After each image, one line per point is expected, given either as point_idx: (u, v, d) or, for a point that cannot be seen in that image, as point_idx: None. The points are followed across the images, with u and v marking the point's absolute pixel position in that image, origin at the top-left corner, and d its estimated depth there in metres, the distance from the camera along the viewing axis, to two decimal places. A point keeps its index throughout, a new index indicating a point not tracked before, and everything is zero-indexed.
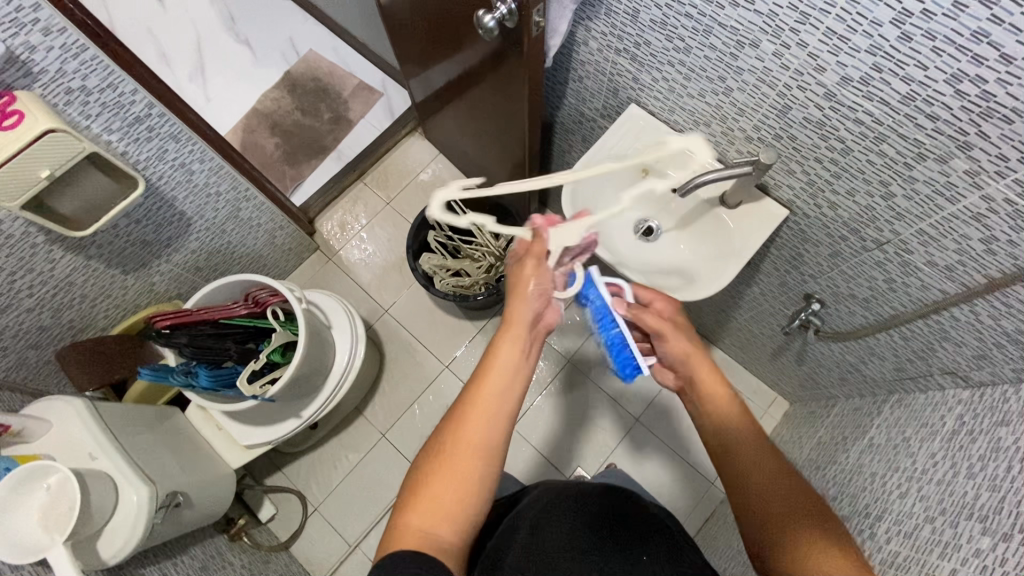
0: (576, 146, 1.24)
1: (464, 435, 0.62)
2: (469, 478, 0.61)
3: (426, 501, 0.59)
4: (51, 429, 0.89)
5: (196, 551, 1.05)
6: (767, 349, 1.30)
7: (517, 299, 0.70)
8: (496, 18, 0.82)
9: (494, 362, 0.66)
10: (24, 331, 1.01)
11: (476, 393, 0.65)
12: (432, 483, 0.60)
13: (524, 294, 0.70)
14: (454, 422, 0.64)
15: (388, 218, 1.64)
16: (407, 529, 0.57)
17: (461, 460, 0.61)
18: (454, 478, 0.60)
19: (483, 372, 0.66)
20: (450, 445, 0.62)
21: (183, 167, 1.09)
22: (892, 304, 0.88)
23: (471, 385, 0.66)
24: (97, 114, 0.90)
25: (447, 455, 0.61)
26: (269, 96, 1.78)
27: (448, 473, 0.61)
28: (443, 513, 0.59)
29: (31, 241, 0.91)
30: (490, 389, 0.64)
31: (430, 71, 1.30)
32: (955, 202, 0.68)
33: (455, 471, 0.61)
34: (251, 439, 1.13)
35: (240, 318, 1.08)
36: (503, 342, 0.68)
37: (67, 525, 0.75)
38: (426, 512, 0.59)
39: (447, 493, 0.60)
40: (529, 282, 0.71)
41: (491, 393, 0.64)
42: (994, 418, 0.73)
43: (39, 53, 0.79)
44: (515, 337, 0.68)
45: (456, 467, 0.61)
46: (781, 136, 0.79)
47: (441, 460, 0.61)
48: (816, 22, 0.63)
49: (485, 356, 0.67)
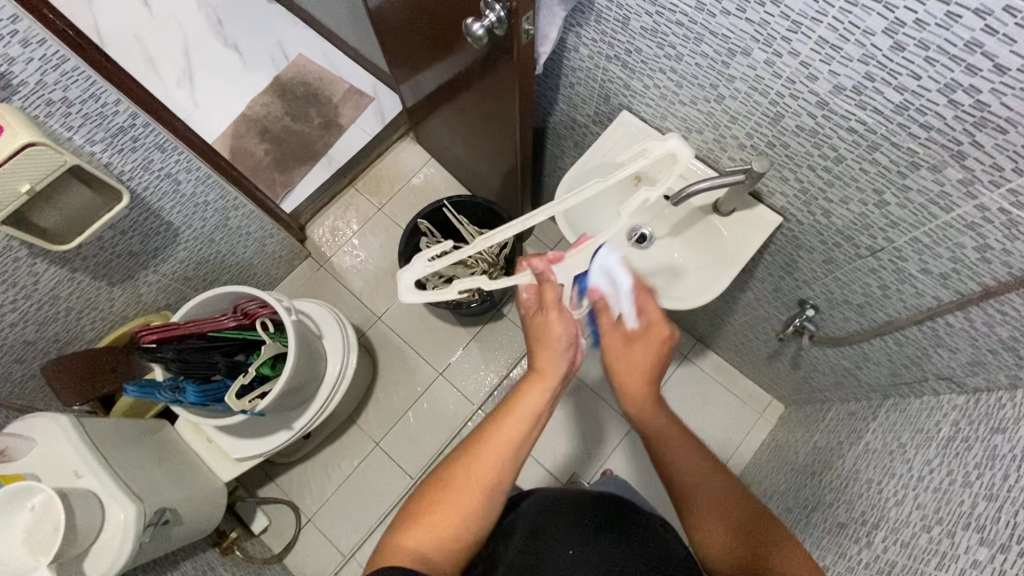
0: (568, 152, 1.23)
1: (475, 474, 0.62)
2: (472, 515, 0.60)
3: (427, 530, 0.59)
4: (36, 447, 0.87)
5: (186, 568, 1.03)
6: (762, 353, 1.29)
7: (546, 347, 0.69)
8: (485, 26, 0.81)
9: (516, 409, 0.65)
10: (9, 346, 1.00)
11: (497, 443, 0.64)
12: (437, 517, 0.60)
13: (554, 345, 0.69)
14: (466, 458, 0.63)
15: (380, 225, 1.63)
16: (402, 549, 0.57)
17: (469, 496, 0.61)
18: (457, 516, 0.60)
19: (504, 415, 0.65)
20: (459, 480, 0.62)
21: (170, 177, 1.07)
22: (886, 311, 0.88)
23: (490, 426, 0.65)
24: (80, 125, 0.88)
25: (455, 489, 0.61)
26: (258, 102, 1.76)
27: (452, 511, 0.60)
28: (442, 546, 0.58)
29: (13, 255, 0.89)
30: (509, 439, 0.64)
31: (421, 76, 1.29)
32: (948, 211, 0.67)
33: (461, 512, 0.60)
34: (243, 453, 1.11)
35: (229, 331, 1.07)
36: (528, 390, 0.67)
37: (51, 547, 0.74)
38: (425, 540, 0.58)
39: (448, 526, 0.59)
40: (556, 332, 0.69)
41: (509, 438, 0.64)
42: (989, 425, 0.73)
43: (18, 64, 0.77)
44: (542, 393, 0.67)
45: (459, 503, 0.60)
46: (773, 144, 0.79)
47: (447, 494, 0.61)
48: (808, 30, 0.63)
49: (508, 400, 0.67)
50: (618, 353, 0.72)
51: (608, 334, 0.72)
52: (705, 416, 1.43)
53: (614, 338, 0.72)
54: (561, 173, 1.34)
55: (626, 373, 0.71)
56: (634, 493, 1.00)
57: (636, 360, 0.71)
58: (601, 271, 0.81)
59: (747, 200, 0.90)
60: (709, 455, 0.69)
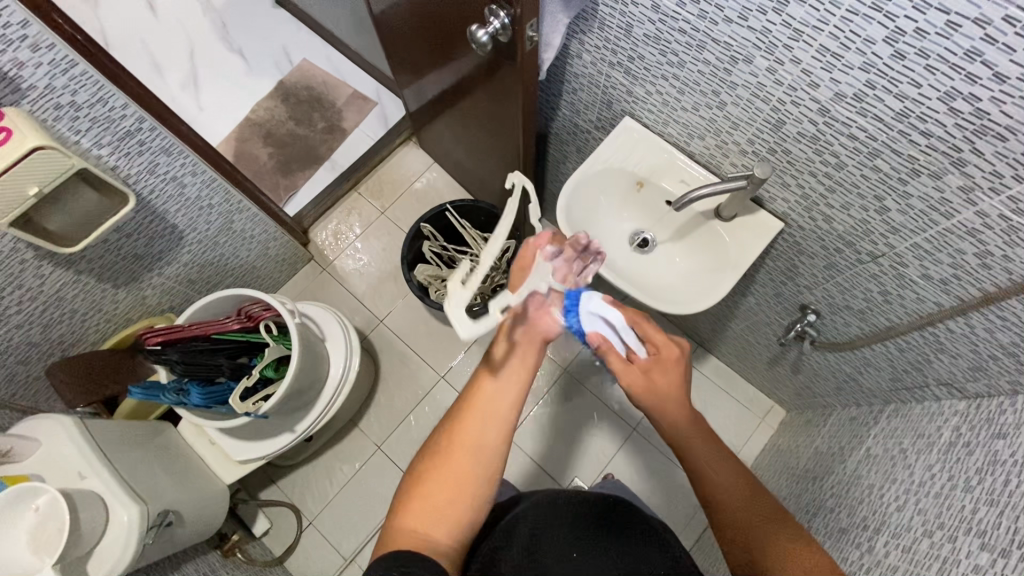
0: (570, 157, 1.24)
1: (458, 437, 0.66)
2: (461, 479, 0.64)
3: (422, 503, 0.63)
4: (41, 448, 0.87)
5: (188, 570, 1.03)
6: (763, 358, 1.29)
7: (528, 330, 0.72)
8: (490, 32, 0.82)
9: (492, 369, 0.70)
10: (14, 347, 1.00)
11: (474, 395, 0.68)
12: (429, 483, 0.64)
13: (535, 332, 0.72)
14: (451, 424, 0.67)
15: (383, 228, 1.64)
16: (402, 529, 0.61)
17: (454, 459, 0.65)
18: (447, 477, 0.64)
19: (481, 378, 0.70)
20: (445, 446, 0.66)
21: (175, 180, 1.08)
22: (887, 317, 0.88)
23: (471, 389, 0.70)
24: (87, 129, 0.89)
25: (442, 456, 0.65)
26: (262, 106, 1.77)
27: (443, 473, 0.64)
28: (435, 516, 0.62)
29: (20, 257, 0.90)
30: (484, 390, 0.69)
31: (425, 81, 1.30)
32: (949, 217, 0.68)
33: (450, 468, 0.64)
34: (245, 455, 1.11)
35: (233, 333, 1.07)
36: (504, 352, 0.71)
37: (56, 548, 0.74)
38: (419, 513, 0.62)
39: (438, 493, 0.63)
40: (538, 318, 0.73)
41: (488, 396, 0.68)
42: (990, 430, 0.73)
43: (27, 69, 0.78)
44: (516, 351, 0.71)
45: (447, 467, 0.64)
46: (775, 150, 0.79)
47: (436, 463, 0.65)
48: (809, 39, 0.63)
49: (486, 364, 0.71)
50: (648, 391, 0.71)
51: (625, 373, 0.72)
52: (705, 420, 1.44)
53: (634, 375, 0.71)
54: (563, 178, 1.35)
55: (662, 403, 0.70)
56: (635, 497, 1.00)
57: (668, 384, 0.71)
58: (594, 315, 0.75)
59: (748, 205, 0.91)
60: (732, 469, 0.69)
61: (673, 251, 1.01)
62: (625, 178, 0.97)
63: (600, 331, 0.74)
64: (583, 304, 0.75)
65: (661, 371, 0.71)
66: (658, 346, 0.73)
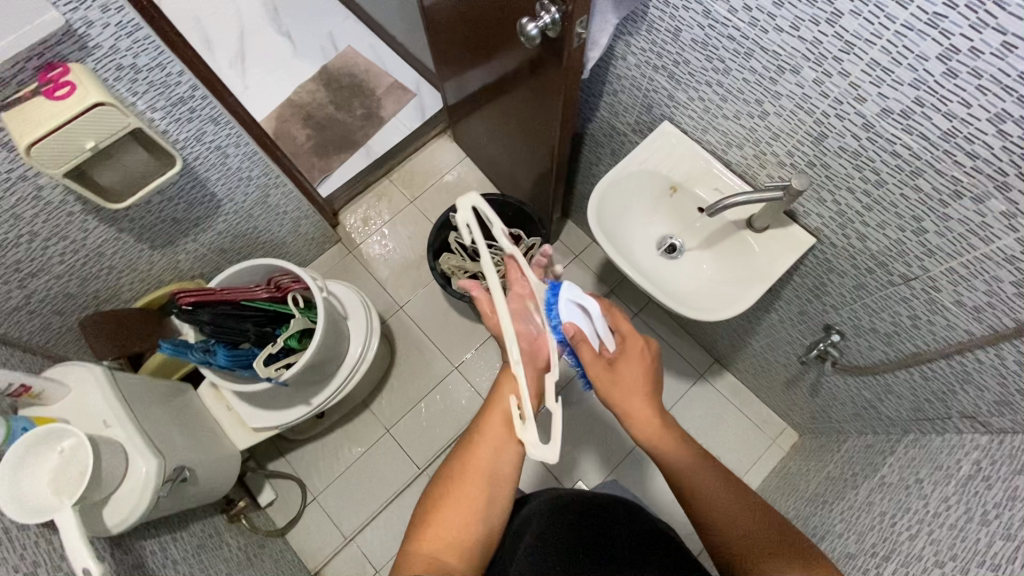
0: (604, 160, 1.24)
1: (473, 465, 0.68)
2: (477, 501, 0.66)
3: (437, 530, 0.64)
4: (71, 394, 0.91)
5: (195, 529, 1.06)
6: (780, 378, 1.29)
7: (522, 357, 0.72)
8: (539, 27, 0.83)
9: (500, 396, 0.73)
10: (53, 297, 1.04)
11: (483, 428, 0.71)
12: (442, 511, 0.65)
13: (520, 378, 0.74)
14: (463, 452, 0.70)
15: (410, 217, 1.66)
16: (418, 556, 0.62)
17: (471, 484, 0.67)
18: (463, 507, 0.65)
19: (491, 405, 0.73)
20: (459, 473, 0.68)
21: (219, 149, 1.11)
22: (913, 342, 0.87)
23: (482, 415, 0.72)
24: (144, 92, 0.93)
25: (458, 482, 0.67)
26: (305, 89, 1.81)
27: (458, 502, 0.66)
28: (451, 544, 0.63)
29: (68, 209, 0.94)
30: (493, 430, 0.70)
31: (467, 75, 1.32)
32: (989, 242, 0.67)
33: (463, 496, 0.66)
34: (260, 422, 1.14)
35: (261, 302, 1.10)
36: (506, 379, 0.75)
37: (77, 489, 0.76)
38: (435, 541, 0.63)
39: (453, 518, 0.65)
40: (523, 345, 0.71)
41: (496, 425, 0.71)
42: (1012, 466, 0.72)
43: (96, 28, 0.81)
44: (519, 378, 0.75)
45: (463, 492, 0.66)
46: (814, 163, 0.79)
47: (452, 490, 0.67)
48: (860, 52, 0.64)
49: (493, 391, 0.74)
50: (608, 383, 0.73)
51: (591, 365, 0.74)
52: (717, 437, 1.42)
53: (599, 368, 0.74)
54: (594, 180, 1.35)
55: (624, 395, 0.72)
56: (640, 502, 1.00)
57: (631, 379, 0.73)
58: (570, 304, 0.74)
59: (781, 218, 0.91)
60: (732, 491, 0.68)
61: (699, 259, 1.01)
62: (658, 182, 0.98)
63: (575, 320, 0.74)
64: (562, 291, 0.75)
65: (624, 363, 0.74)
66: (624, 337, 0.77)
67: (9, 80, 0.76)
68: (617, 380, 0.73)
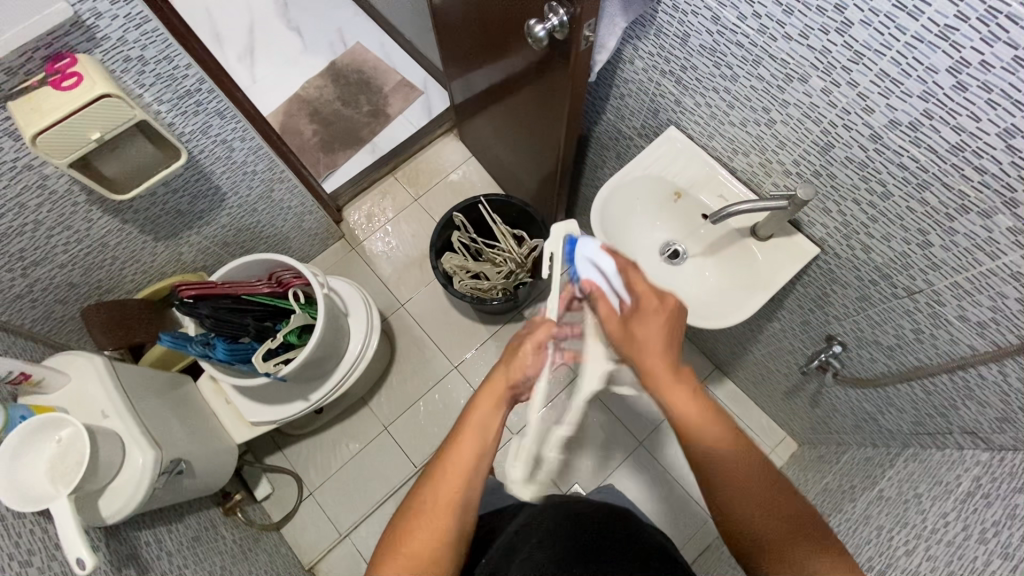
0: (609, 163, 1.24)
1: (442, 493, 0.67)
2: (444, 530, 0.65)
3: (404, 559, 0.64)
4: (70, 383, 0.91)
5: (191, 522, 1.07)
6: (781, 388, 1.28)
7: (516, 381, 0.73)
8: (547, 29, 0.83)
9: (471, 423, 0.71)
10: (56, 286, 1.05)
11: (453, 454, 0.69)
12: (408, 541, 0.65)
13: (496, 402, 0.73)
14: (431, 478, 0.69)
15: (414, 215, 1.66)
16: None
17: (438, 513, 0.66)
18: (428, 537, 0.65)
19: (461, 431, 0.71)
20: (426, 501, 0.67)
21: (225, 143, 1.11)
22: (915, 356, 0.87)
23: (452, 441, 0.71)
24: (151, 84, 0.93)
25: (427, 511, 0.66)
26: (312, 84, 1.81)
27: (424, 531, 0.65)
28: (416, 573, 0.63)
29: (73, 199, 0.94)
30: (463, 457, 0.69)
31: (474, 74, 1.32)
32: (994, 258, 0.66)
33: (430, 532, 0.65)
34: (257, 417, 1.14)
35: (263, 296, 1.11)
36: (480, 404, 0.72)
37: (73, 479, 0.76)
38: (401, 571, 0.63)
39: (420, 548, 0.64)
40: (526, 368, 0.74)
41: (466, 453, 0.69)
42: (1012, 484, 0.71)
43: (104, 19, 0.81)
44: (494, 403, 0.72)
45: (430, 522, 0.65)
46: (820, 173, 0.79)
47: (419, 519, 0.66)
48: (869, 62, 0.63)
49: (464, 413, 0.72)
50: (624, 338, 0.72)
51: (608, 320, 0.74)
52: None
53: (615, 324, 0.73)
54: (599, 183, 1.35)
55: (638, 352, 0.71)
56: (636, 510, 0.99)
57: (647, 334, 0.71)
58: (586, 261, 0.76)
59: (785, 227, 0.90)
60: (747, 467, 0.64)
61: (701, 266, 1.00)
62: (661, 187, 0.98)
63: (592, 277, 0.75)
64: (579, 248, 0.77)
65: (640, 319, 0.72)
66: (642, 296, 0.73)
67: (16, 69, 0.76)
68: (634, 337, 0.71)
